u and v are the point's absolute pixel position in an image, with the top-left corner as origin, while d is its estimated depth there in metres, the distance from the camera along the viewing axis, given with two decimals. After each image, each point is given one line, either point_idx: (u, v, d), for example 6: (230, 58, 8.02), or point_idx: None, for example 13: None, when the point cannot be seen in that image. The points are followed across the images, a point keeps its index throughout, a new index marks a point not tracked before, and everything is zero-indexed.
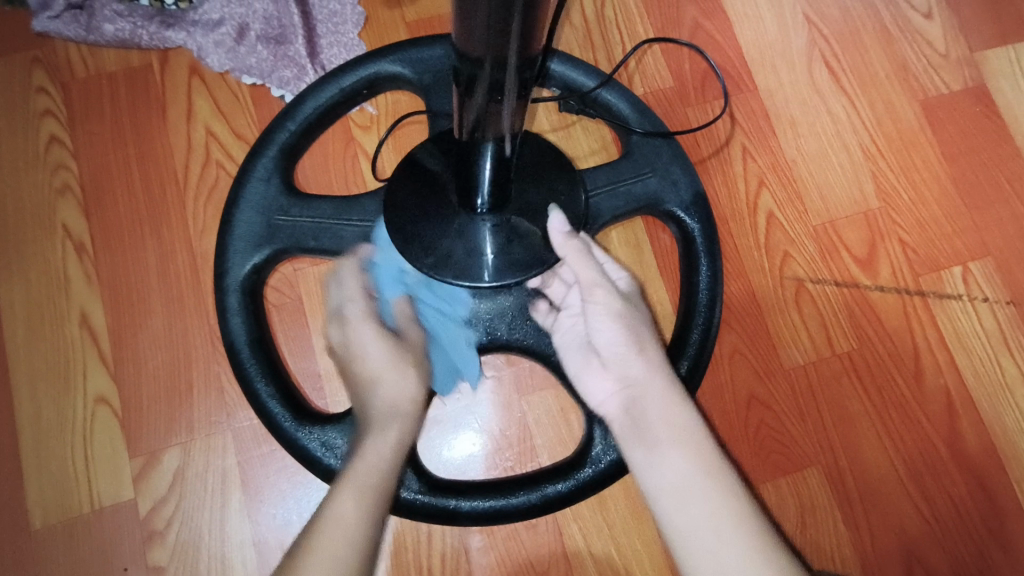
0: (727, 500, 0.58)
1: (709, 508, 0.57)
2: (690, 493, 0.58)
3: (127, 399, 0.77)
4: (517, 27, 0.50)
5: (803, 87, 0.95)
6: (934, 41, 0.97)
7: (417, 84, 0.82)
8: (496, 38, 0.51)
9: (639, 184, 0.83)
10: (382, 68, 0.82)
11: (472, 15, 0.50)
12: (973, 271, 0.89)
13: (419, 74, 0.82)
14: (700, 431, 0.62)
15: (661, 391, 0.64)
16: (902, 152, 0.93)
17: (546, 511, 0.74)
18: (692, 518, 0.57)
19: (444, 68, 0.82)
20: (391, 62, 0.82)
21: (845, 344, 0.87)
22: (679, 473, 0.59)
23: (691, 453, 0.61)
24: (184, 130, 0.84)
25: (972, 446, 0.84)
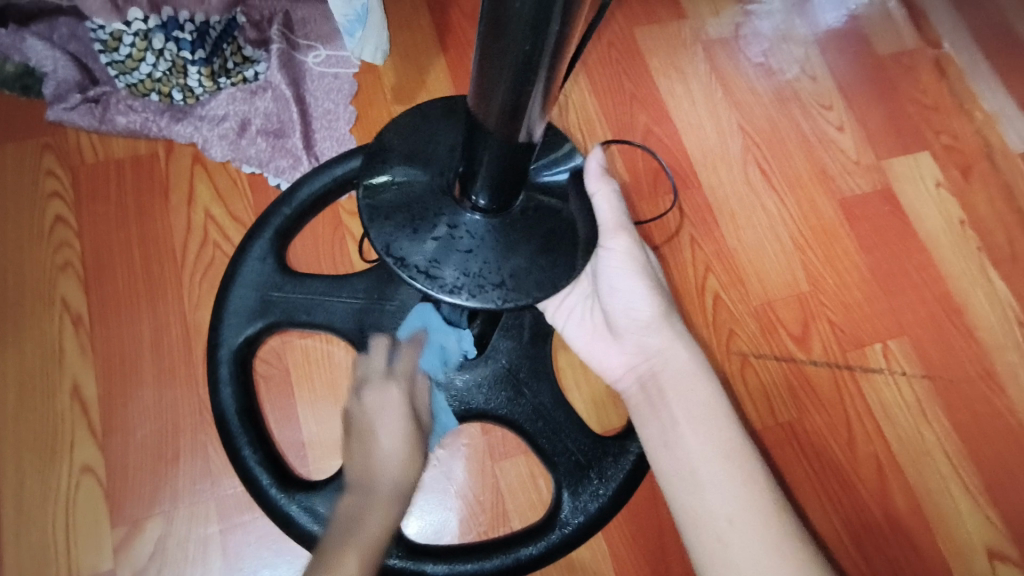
0: (743, 485, 0.60)
1: (724, 472, 0.61)
2: (706, 461, 0.62)
3: (112, 468, 0.79)
4: (528, 126, 0.53)
5: (739, 185, 1.09)
6: (847, 150, 1.14)
7: None
8: (507, 121, 0.52)
9: None
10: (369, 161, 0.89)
11: (490, 90, 0.50)
12: (892, 347, 1.02)
13: None
14: (710, 400, 0.65)
15: (673, 362, 0.68)
16: (825, 243, 1.07)
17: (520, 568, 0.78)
18: (723, 515, 0.59)
19: None
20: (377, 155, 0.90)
21: (786, 413, 0.97)
22: (704, 459, 0.62)
23: (709, 429, 0.64)
24: (185, 212, 0.91)
25: (901, 507, 0.93)
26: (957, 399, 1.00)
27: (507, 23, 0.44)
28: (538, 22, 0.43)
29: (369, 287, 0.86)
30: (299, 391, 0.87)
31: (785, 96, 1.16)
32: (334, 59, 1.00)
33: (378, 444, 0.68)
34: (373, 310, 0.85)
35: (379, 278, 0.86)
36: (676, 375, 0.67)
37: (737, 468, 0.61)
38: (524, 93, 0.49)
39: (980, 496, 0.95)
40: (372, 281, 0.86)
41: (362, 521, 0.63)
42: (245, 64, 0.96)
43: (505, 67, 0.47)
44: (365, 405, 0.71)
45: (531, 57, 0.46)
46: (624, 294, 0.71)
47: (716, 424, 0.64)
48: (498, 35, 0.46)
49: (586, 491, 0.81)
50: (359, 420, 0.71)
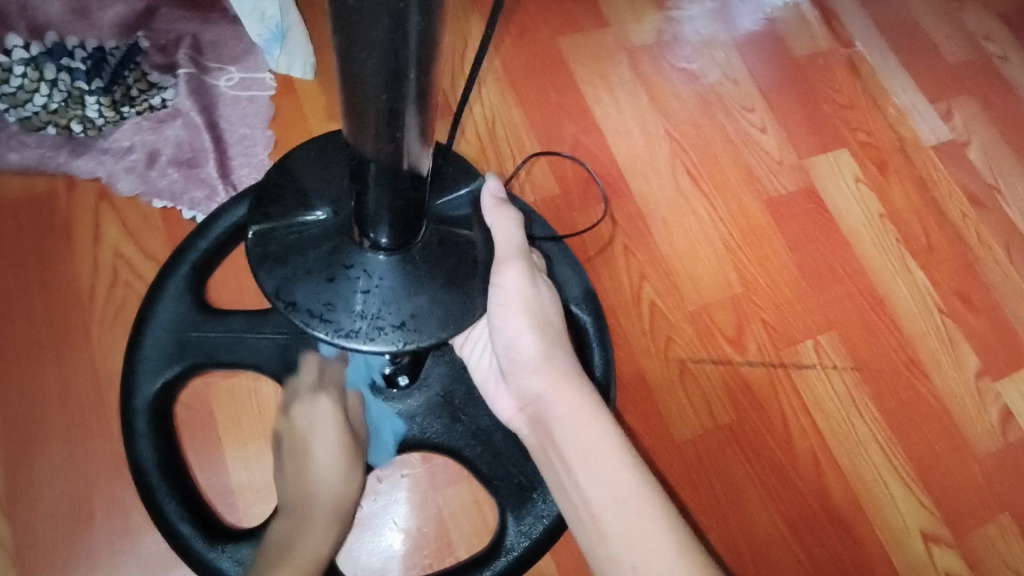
0: (642, 523, 0.61)
1: (620, 512, 0.62)
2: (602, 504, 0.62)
3: (20, 535, 0.74)
4: (411, 153, 0.52)
5: (669, 190, 1.10)
6: (770, 151, 1.16)
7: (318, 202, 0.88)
8: (385, 152, 0.51)
9: None
10: None
11: (362, 122, 0.49)
12: (823, 342, 1.05)
13: None
14: (600, 437, 0.65)
15: (560, 402, 0.67)
16: (754, 244, 1.09)
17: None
18: (622, 554, 0.60)
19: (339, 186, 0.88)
20: None
21: (725, 416, 0.98)
22: (604, 499, 0.63)
23: (601, 468, 0.64)
24: (91, 252, 0.86)
25: (839, 499, 0.96)
26: (886, 389, 1.03)
27: (361, 58, 0.44)
28: (394, 49, 0.42)
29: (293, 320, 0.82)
30: (226, 433, 0.82)
31: (708, 100, 1.18)
32: (248, 81, 0.96)
33: (310, 462, 0.74)
34: (299, 345, 0.82)
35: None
36: (563, 416, 0.67)
37: (631, 504, 0.62)
38: (397, 124, 0.49)
39: (911, 482, 0.98)
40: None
41: (293, 544, 0.70)
42: (151, 91, 0.91)
43: (370, 91, 0.46)
44: (295, 422, 0.77)
45: (395, 90, 0.45)
46: (510, 335, 0.71)
47: (608, 463, 0.64)
48: (357, 71, 0.45)
49: (529, 513, 0.80)
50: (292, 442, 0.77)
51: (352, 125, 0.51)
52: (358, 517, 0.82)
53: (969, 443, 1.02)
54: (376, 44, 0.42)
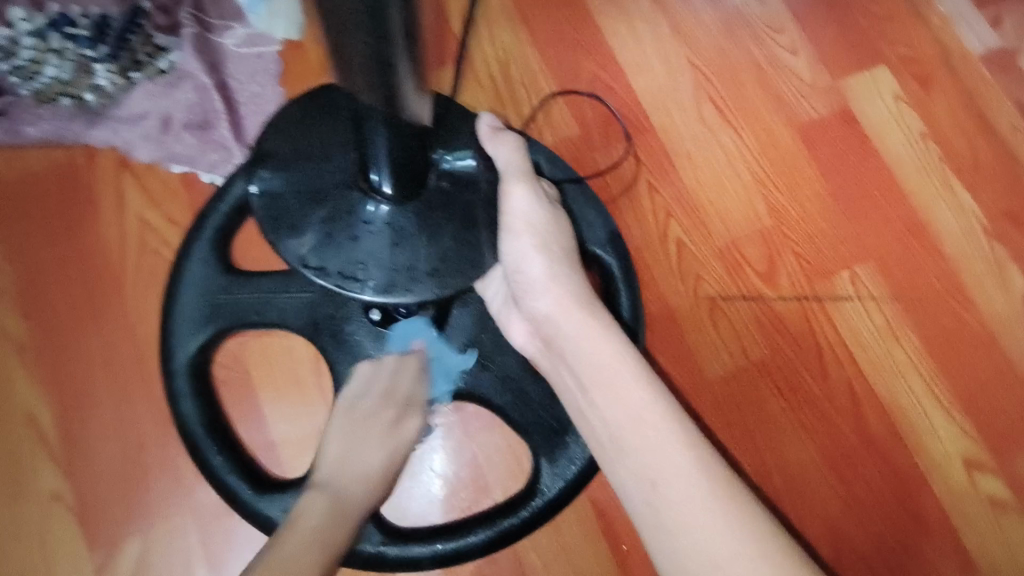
0: (660, 438, 0.61)
1: (639, 427, 0.62)
2: (621, 419, 0.63)
3: (80, 493, 0.78)
4: (406, 103, 0.54)
5: (694, 123, 1.05)
6: (801, 73, 1.10)
7: None
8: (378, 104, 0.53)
9: None
10: None
11: (350, 77, 0.50)
12: (859, 272, 1.01)
13: None
14: (612, 353, 0.66)
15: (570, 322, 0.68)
16: (785, 173, 1.05)
17: (502, 540, 0.78)
18: (641, 468, 0.61)
19: None
20: None
21: (758, 351, 0.96)
22: (620, 415, 0.63)
23: (618, 388, 0.64)
24: (117, 221, 0.87)
25: (876, 428, 0.95)
26: (927, 317, 1.00)
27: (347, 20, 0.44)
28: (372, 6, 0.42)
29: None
30: (262, 389, 0.85)
31: (733, 22, 1.11)
32: (255, 38, 0.93)
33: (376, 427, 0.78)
34: (327, 302, 0.82)
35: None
36: (573, 335, 0.68)
37: (649, 423, 0.62)
38: (387, 82, 0.50)
39: (952, 409, 0.96)
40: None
41: (342, 512, 0.71)
42: (158, 54, 0.90)
43: (357, 44, 0.46)
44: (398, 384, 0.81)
45: (381, 51, 0.46)
46: (514, 259, 0.71)
47: (622, 383, 0.64)
48: (341, 31, 0.45)
49: (563, 456, 0.81)
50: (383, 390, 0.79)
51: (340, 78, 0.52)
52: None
53: (1014, 367, 0.99)
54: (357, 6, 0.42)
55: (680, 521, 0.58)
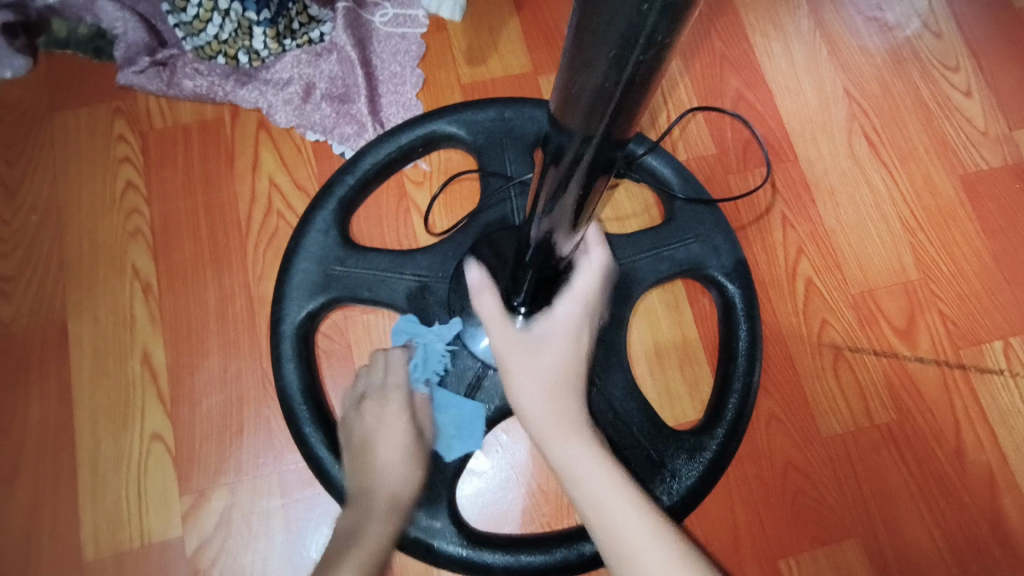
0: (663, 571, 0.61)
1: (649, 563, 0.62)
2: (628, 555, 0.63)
3: (179, 436, 0.80)
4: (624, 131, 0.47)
5: (843, 158, 0.97)
6: (972, 117, 0.99)
7: (471, 145, 0.86)
8: (593, 132, 0.46)
9: (682, 249, 0.85)
10: (438, 128, 0.86)
11: (575, 97, 0.44)
12: (1014, 345, 0.90)
13: (473, 135, 0.86)
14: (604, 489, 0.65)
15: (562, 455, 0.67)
16: (940, 224, 0.95)
17: (582, 563, 0.74)
18: None
19: (494, 128, 0.86)
20: (446, 122, 0.86)
21: (884, 415, 0.87)
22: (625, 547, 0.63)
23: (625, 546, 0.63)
24: (250, 180, 0.89)
25: (1013, 523, 0.83)
26: None
27: (597, 34, 0.37)
28: (624, 44, 0.36)
29: (433, 264, 0.82)
30: (362, 362, 0.85)
31: (901, 54, 1.02)
32: (403, 18, 0.94)
33: (376, 453, 0.73)
34: (437, 289, 0.81)
35: (445, 254, 0.82)
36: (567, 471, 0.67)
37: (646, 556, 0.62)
38: (615, 106, 0.43)
39: None
40: (438, 258, 0.82)
41: (363, 524, 0.68)
42: (311, 24, 0.90)
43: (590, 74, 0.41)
44: (364, 418, 0.76)
45: (622, 78, 0.39)
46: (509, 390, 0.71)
47: (619, 515, 0.64)
48: (586, 45, 0.39)
49: (659, 487, 0.77)
50: (354, 400, 0.78)
51: (561, 101, 0.47)
52: (478, 470, 0.82)
53: None
54: (616, 19, 0.35)
55: None
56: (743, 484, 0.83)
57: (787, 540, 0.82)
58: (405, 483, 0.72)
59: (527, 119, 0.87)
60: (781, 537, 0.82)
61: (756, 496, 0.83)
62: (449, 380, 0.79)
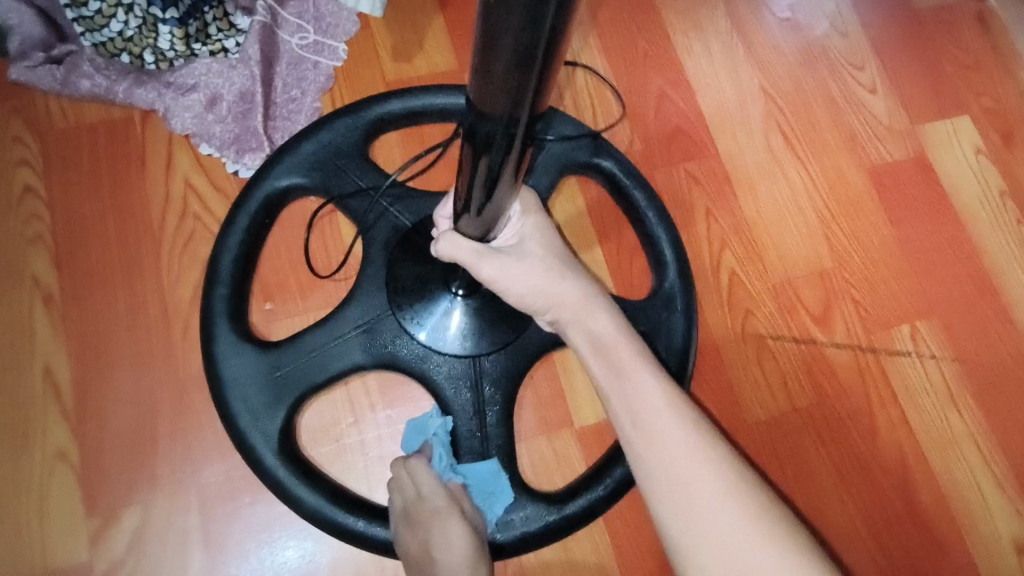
0: (692, 438, 0.64)
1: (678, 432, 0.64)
2: (660, 424, 0.65)
3: (86, 454, 0.75)
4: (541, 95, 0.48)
5: (761, 153, 1.00)
6: (878, 113, 1.05)
7: (320, 185, 0.81)
8: (515, 99, 0.47)
9: (549, 153, 0.89)
10: (272, 186, 0.80)
11: (491, 75, 0.45)
12: (921, 328, 0.95)
13: (309, 174, 0.81)
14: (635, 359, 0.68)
15: (595, 325, 0.70)
16: (851, 215, 0.99)
17: (559, 528, 0.76)
18: (686, 483, 0.61)
19: (323, 156, 0.81)
20: (275, 177, 0.80)
21: (805, 400, 0.90)
22: (657, 417, 0.65)
23: (657, 459, 0.63)
24: (162, 182, 0.85)
25: (924, 497, 0.88)
26: (989, 384, 0.94)
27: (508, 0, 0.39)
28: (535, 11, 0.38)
29: (368, 305, 0.78)
30: (308, 414, 0.80)
31: (813, 54, 1.06)
32: (321, 46, 0.91)
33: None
34: (382, 324, 0.78)
35: (376, 284, 0.79)
36: (603, 348, 0.69)
37: (675, 424, 0.65)
38: (530, 79, 0.45)
39: (1009, 488, 0.89)
40: (368, 301, 0.78)
41: None
42: (230, 32, 0.86)
43: (503, 51, 0.42)
44: (417, 533, 0.71)
45: (538, 41, 0.41)
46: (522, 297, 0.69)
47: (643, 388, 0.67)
48: (499, 12, 0.40)
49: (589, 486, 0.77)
50: (402, 509, 0.73)
51: (478, 81, 0.48)
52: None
53: None
54: None
55: (739, 527, 0.58)
56: None
57: None
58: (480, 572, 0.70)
59: (342, 133, 0.82)
60: None
61: None
62: (442, 388, 0.77)
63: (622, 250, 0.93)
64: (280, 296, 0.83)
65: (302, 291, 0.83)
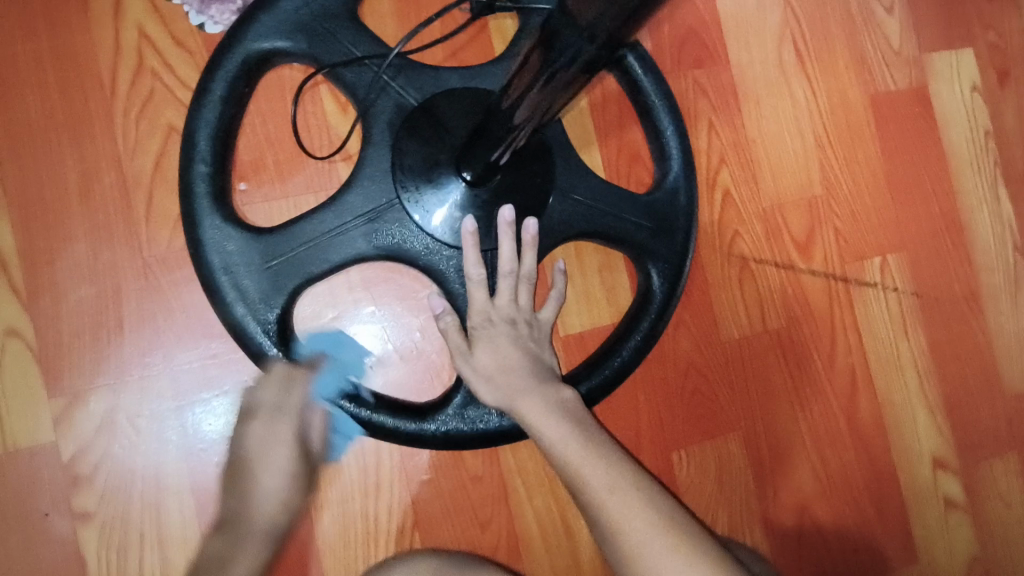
0: (602, 479, 0.66)
1: (595, 470, 0.66)
2: (572, 470, 0.67)
3: (41, 334, 0.69)
4: (627, 29, 0.43)
5: (771, 66, 0.96)
6: (891, 37, 1.01)
7: (309, 51, 0.71)
8: (606, 31, 0.43)
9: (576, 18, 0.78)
10: (250, 49, 0.70)
11: None
12: (890, 260, 0.99)
13: (295, 37, 0.71)
14: (554, 417, 0.68)
15: (516, 385, 0.69)
16: (847, 142, 0.98)
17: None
18: (600, 513, 0.65)
19: (308, 15, 0.71)
20: (255, 38, 0.70)
21: (776, 322, 0.94)
22: (576, 460, 0.67)
23: (578, 484, 0.66)
24: (112, 27, 0.72)
25: (866, 417, 0.96)
26: (939, 318, 1.00)
27: None
28: None
29: (372, 192, 0.71)
30: (303, 300, 0.77)
31: None
32: None
33: (255, 476, 0.67)
34: (386, 208, 0.71)
35: (380, 169, 0.72)
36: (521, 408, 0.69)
37: (590, 468, 0.66)
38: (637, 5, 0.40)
39: (937, 411, 0.99)
40: (372, 187, 0.71)
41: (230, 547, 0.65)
42: None
43: None
44: (248, 435, 0.68)
45: None
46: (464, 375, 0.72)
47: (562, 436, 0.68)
48: None
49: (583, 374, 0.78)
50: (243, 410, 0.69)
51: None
52: (402, 341, 0.79)
53: (1002, 382, 1.02)
54: None
55: (645, 550, 0.63)
56: (647, 384, 0.88)
57: (683, 433, 0.89)
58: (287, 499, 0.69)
59: None
60: (675, 430, 0.89)
61: (657, 395, 0.89)
62: (449, 280, 0.73)
63: (622, 157, 0.89)
64: (255, 177, 0.75)
65: (280, 173, 0.76)
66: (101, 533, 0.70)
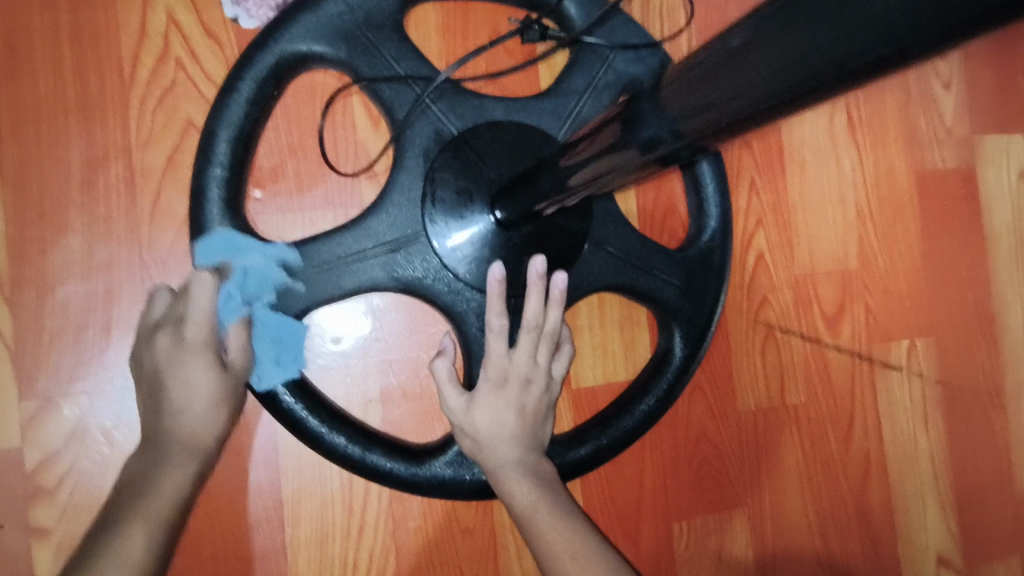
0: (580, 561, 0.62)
1: (571, 550, 0.63)
2: (549, 547, 0.63)
3: (20, 330, 0.64)
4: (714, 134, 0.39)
5: (820, 130, 0.92)
6: (945, 114, 0.97)
7: (349, 62, 0.66)
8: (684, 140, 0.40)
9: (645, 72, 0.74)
10: (286, 50, 0.64)
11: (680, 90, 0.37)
12: (918, 345, 0.95)
13: (336, 45, 0.66)
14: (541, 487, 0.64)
15: (511, 450, 0.65)
16: (888, 217, 0.95)
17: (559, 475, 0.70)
18: None
19: (353, 24, 0.66)
20: (292, 39, 0.64)
21: (796, 396, 0.89)
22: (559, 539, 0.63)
23: (554, 560, 0.62)
24: (139, 8, 0.67)
25: (875, 505, 0.92)
26: (960, 411, 0.96)
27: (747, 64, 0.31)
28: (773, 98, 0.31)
29: (398, 220, 0.67)
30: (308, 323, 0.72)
31: None
32: None
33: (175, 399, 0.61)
34: (409, 238, 0.67)
35: (408, 198, 0.67)
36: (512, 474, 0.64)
37: (570, 548, 0.63)
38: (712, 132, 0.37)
39: (947, 507, 0.95)
40: (398, 215, 0.67)
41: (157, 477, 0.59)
42: None
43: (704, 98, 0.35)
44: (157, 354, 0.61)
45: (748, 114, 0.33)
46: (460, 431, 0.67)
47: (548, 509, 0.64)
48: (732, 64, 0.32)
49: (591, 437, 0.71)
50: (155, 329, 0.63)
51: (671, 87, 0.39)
52: (407, 380, 0.75)
53: (1016, 483, 0.98)
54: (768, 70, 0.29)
55: None
56: (655, 448, 0.84)
57: (686, 503, 0.85)
58: (211, 423, 0.61)
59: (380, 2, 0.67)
60: (678, 501, 0.85)
61: (665, 461, 0.84)
62: (468, 322, 0.68)
63: (658, 207, 0.85)
64: (271, 186, 0.71)
65: (300, 184, 0.71)
66: (58, 551, 0.64)
